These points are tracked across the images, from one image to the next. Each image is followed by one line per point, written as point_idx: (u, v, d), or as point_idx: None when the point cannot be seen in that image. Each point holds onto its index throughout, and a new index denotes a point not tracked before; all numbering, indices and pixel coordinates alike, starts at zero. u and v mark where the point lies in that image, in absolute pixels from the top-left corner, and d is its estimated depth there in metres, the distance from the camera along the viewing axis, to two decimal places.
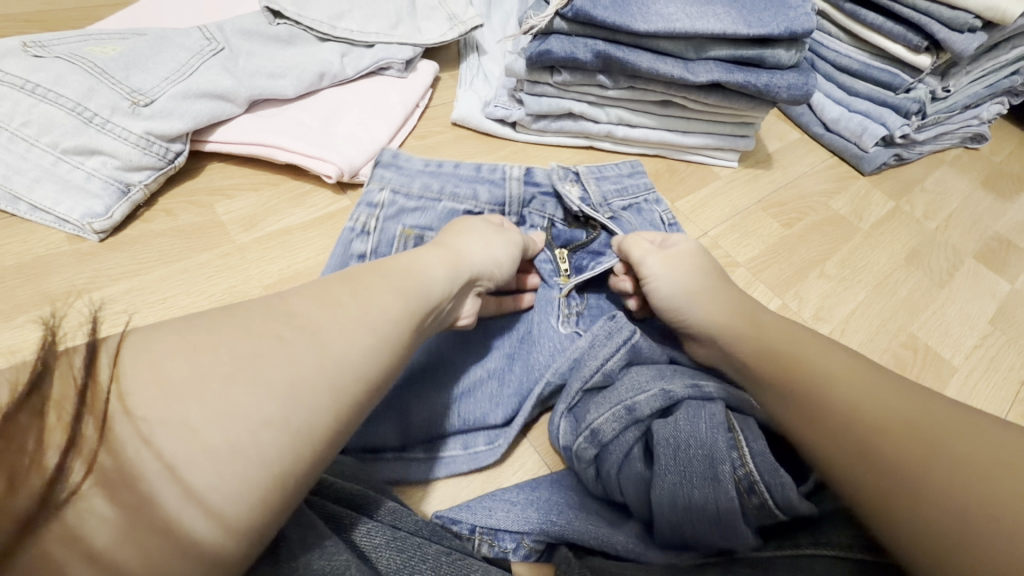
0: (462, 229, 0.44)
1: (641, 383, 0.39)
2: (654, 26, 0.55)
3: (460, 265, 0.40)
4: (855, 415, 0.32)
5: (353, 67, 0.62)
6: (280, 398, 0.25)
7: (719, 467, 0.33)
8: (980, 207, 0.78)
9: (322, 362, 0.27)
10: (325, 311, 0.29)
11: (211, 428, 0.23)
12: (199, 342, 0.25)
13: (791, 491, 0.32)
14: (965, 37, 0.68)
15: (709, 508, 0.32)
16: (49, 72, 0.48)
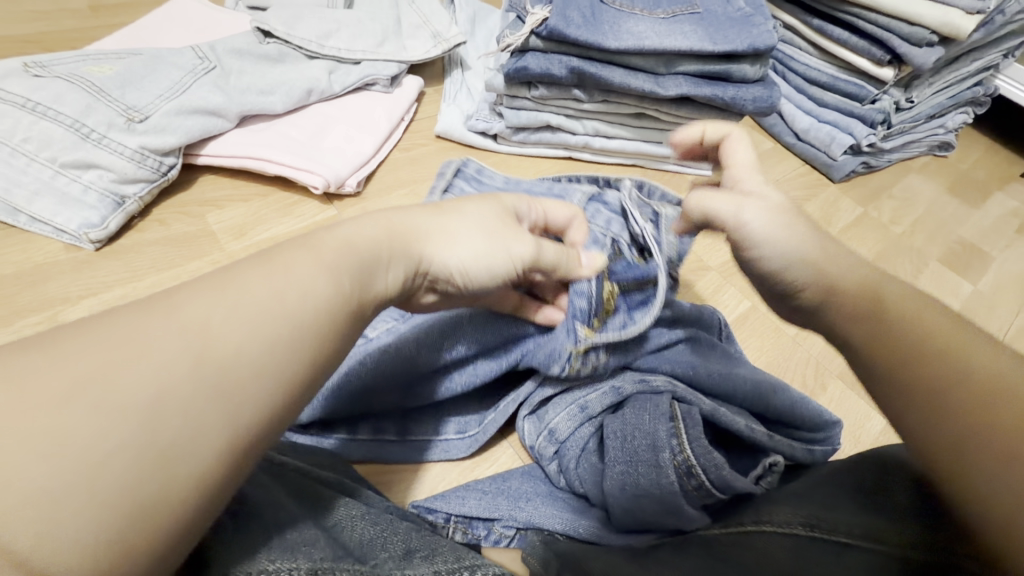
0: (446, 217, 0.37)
1: (594, 382, 0.42)
2: (624, 43, 0.59)
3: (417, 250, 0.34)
4: (951, 376, 0.29)
5: (340, 83, 0.65)
6: (139, 416, 0.21)
7: (660, 454, 0.35)
8: (946, 213, 0.81)
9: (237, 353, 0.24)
10: (242, 295, 0.26)
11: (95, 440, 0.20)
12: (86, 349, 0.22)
13: (724, 470, 0.34)
14: (924, 51, 0.72)
15: (654, 492, 0.35)
16: (50, 92, 0.51)
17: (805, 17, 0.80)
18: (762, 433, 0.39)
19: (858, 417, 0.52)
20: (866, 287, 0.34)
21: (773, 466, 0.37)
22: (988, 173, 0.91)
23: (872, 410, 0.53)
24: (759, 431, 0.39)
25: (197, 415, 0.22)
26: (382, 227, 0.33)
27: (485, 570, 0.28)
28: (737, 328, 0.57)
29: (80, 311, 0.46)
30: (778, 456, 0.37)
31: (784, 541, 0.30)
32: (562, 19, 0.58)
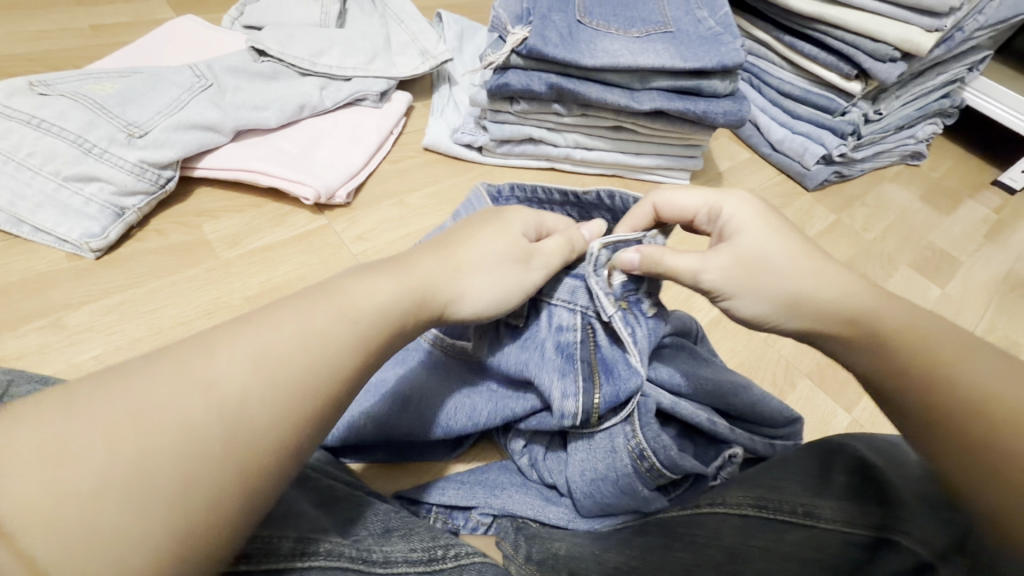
0: (465, 244, 0.37)
1: None
2: (599, 61, 0.62)
3: (433, 293, 0.34)
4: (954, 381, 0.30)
5: (332, 98, 0.68)
6: (248, 408, 0.25)
7: (615, 441, 0.38)
8: (917, 219, 0.84)
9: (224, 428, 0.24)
10: (242, 357, 0.26)
11: (156, 476, 0.22)
12: (91, 405, 0.22)
13: (672, 450, 0.36)
14: (888, 66, 0.76)
15: (611, 476, 0.37)
16: (53, 109, 0.54)
17: (777, 34, 0.84)
18: (724, 426, 0.41)
19: (825, 414, 0.55)
20: (875, 313, 0.35)
21: (733, 458, 0.40)
22: (958, 181, 0.95)
23: (838, 406, 0.56)
24: (720, 424, 0.42)
25: (251, 448, 0.24)
26: (398, 284, 0.33)
27: (459, 547, 0.31)
28: (710, 329, 0.60)
29: (81, 317, 0.48)
30: (737, 448, 0.40)
31: (734, 521, 0.33)
32: (541, 39, 0.61)
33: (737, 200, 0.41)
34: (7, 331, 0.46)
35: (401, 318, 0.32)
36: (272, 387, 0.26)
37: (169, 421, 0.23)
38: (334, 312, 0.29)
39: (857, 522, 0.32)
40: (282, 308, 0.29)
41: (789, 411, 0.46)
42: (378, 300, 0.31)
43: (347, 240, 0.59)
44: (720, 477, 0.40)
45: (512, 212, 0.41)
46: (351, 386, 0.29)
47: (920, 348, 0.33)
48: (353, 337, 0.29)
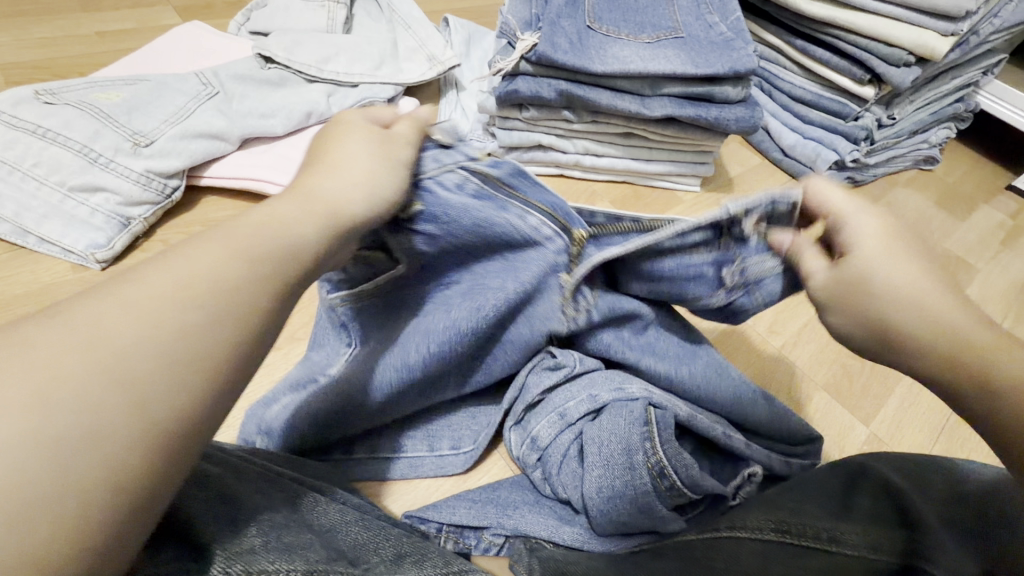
0: (319, 156, 0.32)
1: (570, 390, 0.41)
2: (610, 68, 0.61)
3: (321, 204, 0.29)
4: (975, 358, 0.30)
5: (339, 106, 0.67)
6: (145, 353, 0.21)
7: (633, 457, 0.37)
8: (932, 225, 0.83)
9: (107, 372, 0.20)
10: (118, 305, 0.22)
11: (44, 424, 0.19)
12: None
13: (693, 469, 0.37)
14: (902, 71, 0.75)
15: (628, 493, 0.37)
16: (59, 118, 0.53)
17: (789, 38, 0.83)
18: (740, 442, 0.40)
19: (843, 427, 0.54)
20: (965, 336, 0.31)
21: (751, 477, 0.40)
22: (973, 187, 0.93)
23: (856, 420, 0.55)
24: (737, 440, 0.41)
25: (158, 395, 0.21)
26: (301, 207, 0.29)
27: (475, 575, 0.30)
28: (725, 340, 0.59)
29: None
30: (756, 467, 0.39)
31: (753, 545, 0.32)
32: (551, 45, 0.60)
33: (863, 214, 0.33)
34: None
35: (309, 235, 0.28)
36: (149, 320, 0.22)
37: (22, 371, 0.20)
38: (224, 241, 0.25)
39: (881, 547, 0.31)
40: (171, 246, 0.25)
41: (808, 429, 0.44)
42: (279, 224, 0.27)
43: None
44: (738, 496, 0.40)
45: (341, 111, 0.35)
46: (266, 317, 0.25)
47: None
48: (252, 264, 0.25)
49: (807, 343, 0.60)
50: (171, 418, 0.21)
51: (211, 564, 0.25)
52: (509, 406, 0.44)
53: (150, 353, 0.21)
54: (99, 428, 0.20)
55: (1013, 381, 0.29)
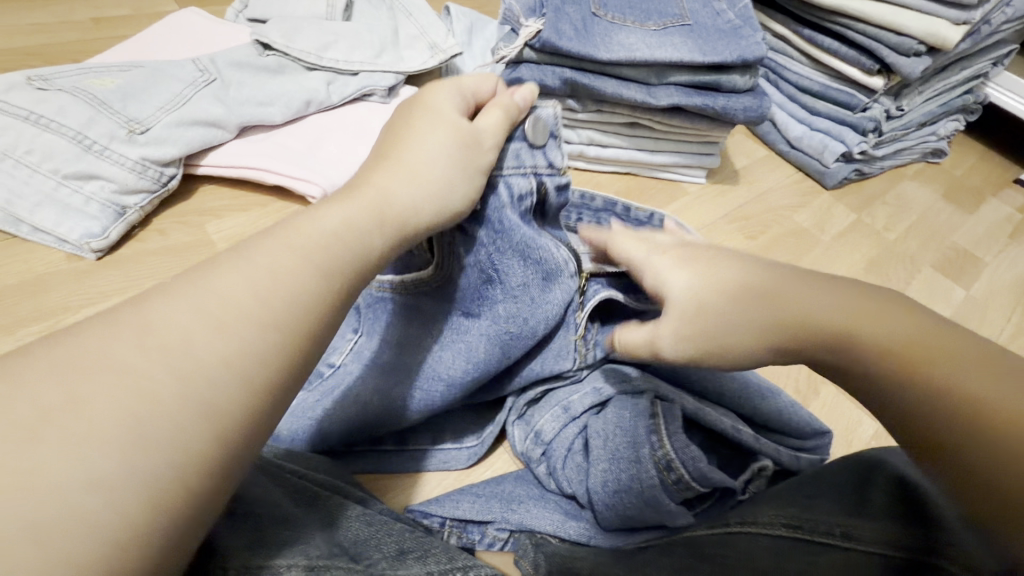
0: (413, 145, 0.38)
1: (576, 384, 0.43)
2: (615, 55, 0.60)
3: (392, 208, 0.35)
4: (896, 369, 0.29)
5: (338, 94, 0.66)
6: (220, 357, 0.25)
7: (640, 450, 0.36)
8: (939, 218, 0.82)
9: (187, 371, 0.24)
10: (195, 313, 0.25)
11: (134, 416, 0.22)
12: (40, 368, 0.22)
13: (701, 462, 0.35)
14: (911, 61, 0.73)
15: (634, 487, 0.36)
16: (52, 105, 0.52)
17: (796, 27, 0.81)
18: (750, 436, 0.39)
19: (850, 422, 0.53)
20: (845, 332, 0.31)
21: (761, 471, 0.39)
22: (981, 180, 0.92)
23: (863, 414, 0.54)
24: (745, 432, 0.39)
25: (228, 393, 0.24)
26: (362, 212, 0.33)
27: (478, 570, 0.29)
28: None
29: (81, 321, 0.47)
30: (766, 461, 0.39)
31: (765, 541, 0.31)
32: (555, 32, 0.59)
33: (674, 275, 0.38)
34: (5, 334, 0.45)
35: (362, 243, 0.32)
36: (219, 326, 0.25)
37: (114, 370, 0.23)
38: (283, 248, 0.29)
39: (896, 543, 0.30)
40: (239, 252, 0.29)
41: (816, 421, 0.43)
42: (338, 232, 0.32)
43: None
44: (748, 490, 0.39)
45: (436, 98, 0.41)
46: (314, 324, 0.28)
47: (925, 372, 0.28)
48: (308, 277, 0.29)
49: None
50: (234, 412, 0.24)
51: (212, 560, 0.25)
52: (513, 399, 0.44)
53: (220, 362, 0.25)
54: (174, 424, 0.22)
55: (909, 352, 0.29)
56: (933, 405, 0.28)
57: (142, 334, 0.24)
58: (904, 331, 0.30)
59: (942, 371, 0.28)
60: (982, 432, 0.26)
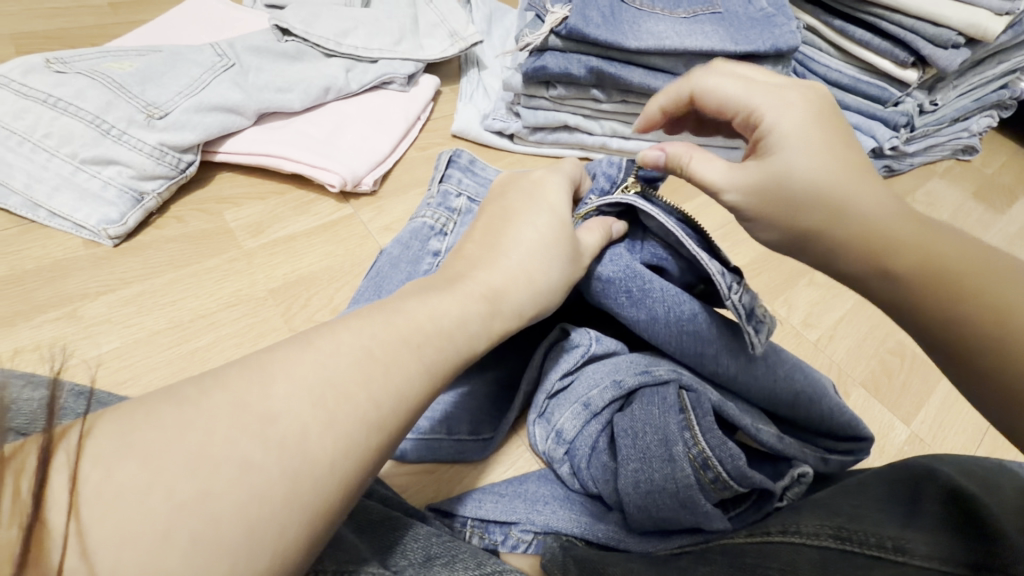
0: (514, 233, 0.39)
1: (596, 377, 0.41)
2: (644, 43, 0.58)
3: (501, 303, 0.35)
4: (892, 260, 0.34)
5: (357, 82, 0.65)
6: (326, 433, 0.24)
7: (673, 449, 0.35)
8: (971, 218, 0.79)
9: (292, 456, 0.23)
10: (299, 389, 0.25)
11: (234, 496, 0.21)
12: (143, 444, 0.21)
13: (741, 460, 0.34)
14: (949, 53, 0.71)
15: (669, 487, 0.34)
16: (71, 87, 0.51)
17: (826, 18, 0.79)
18: (769, 435, 0.38)
19: (881, 426, 0.50)
20: (832, 225, 0.36)
21: (801, 477, 0.37)
22: (1013, 179, 0.89)
23: (896, 420, 0.51)
24: (765, 432, 0.38)
25: (324, 471, 0.24)
26: (455, 305, 0.33)
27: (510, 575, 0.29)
28: None
29: (98, 307, 0.46)
30: (806, 467, 0.37)
31: (810, 553, 0.30)
32: (582, 18, 0.57)
33: (787, 111, 0.38)
34: (21, 321, 0.44)
35: (463, 343, 0.32)
36: (331, 425, 0.24)
37: (226, 461, 0.22)
38: (389, 338, 0.29)
39: (951, 558, 0.28)
40: (335, 329, 0.28)
41: (858, 427, 0.41)
42: (442, 323, 0.31)
43: (373, 231, 0.56)
44: (786, 497, 0.37)
45: (549, 187, 0.43)
46: (411, 420, 0.28)
47: (894, 250, 0.34)
48: (415, 368, 0.29)
49: (840, 343, 0.55)
50: (324, 496, 0.24)
51: None
52: (535, 397, 0.42)
53: (325, 453, 0.24)
54: (279, 523, 0.22)
55: (880, 234, 0.34)
56: (901, 278, 0.33)
57: (250, 425, 0.23)
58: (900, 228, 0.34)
59: (906, 250, 0.33)
60: (956, 299, 0.31)
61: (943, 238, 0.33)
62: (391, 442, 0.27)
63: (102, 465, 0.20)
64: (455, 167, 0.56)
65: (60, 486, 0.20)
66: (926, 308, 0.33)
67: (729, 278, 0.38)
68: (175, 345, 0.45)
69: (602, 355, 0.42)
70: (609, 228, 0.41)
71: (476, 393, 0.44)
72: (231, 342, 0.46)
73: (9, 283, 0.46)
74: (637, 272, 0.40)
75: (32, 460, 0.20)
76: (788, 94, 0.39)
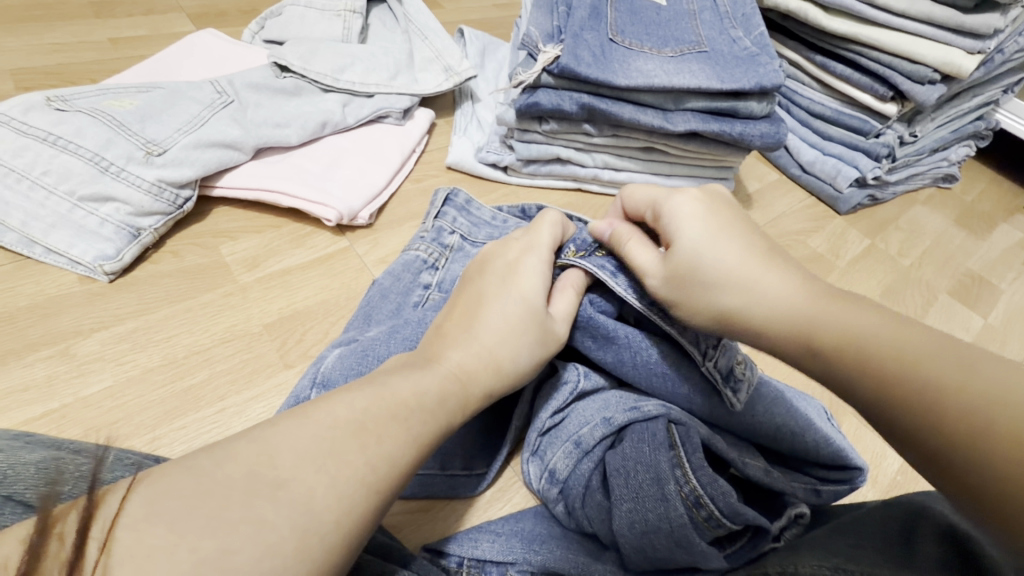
0: (492, 314, 0.40)
1: (586, 416, 0.41)
2: (634, 81, 0.60)
3: (473, 386, 0.36)
4: (831, 347, 0.34)
5: (354, 116, 0.66)
6: (333, 493, 0.26)
7: (665, 487, 0.35)
8: (954, 244, 0.81)
9: (300, 519, 0.25)
10: (305, 457, 0.27)
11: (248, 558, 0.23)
12: (171, 510, 0.23)
13: (732, 496, 0.34)
14: (926, 88, 0.73)
15: (663, 527, 0.34)
16: (70, 126, 0.52)
17: (807, 53, 0.82)
18: (756, 469, 0.38)
19: (874, 455, 0.51)
20: (757, 307, 0.37)
21: (797, 518, 0.37)
22: (992, 206, 0.92)
23: (887, 448, 0.51)
24: (752, 465, 0.38)
25: (322, 535, 0.25)
26: (441, 380, 0.35)
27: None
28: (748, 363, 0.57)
29: (92, 345, 0.46)
30: (803, 507, 0.37)
31: None
32: (574, 58, 0.59)
33: (684, 201, 0.42)
34: (13, 359, 0.44)
35: (451, 408, 0.34)
36: (335, 483, 0.26)
37: (244, 522, 0.24)
38: (381, 405, 0.31)
39: None
40: (335, 396, 0.31)
41: (847, 458, 0.40)
42: (427, 398, 0.33)
43: (369, 263, 0.57)
44: (783, 538, 0.36)
45: (523, 270, 0.42)
46: (410, 472, 0.30)
47: (823, 332, 0.34)
48: (405, 432, 0.30)
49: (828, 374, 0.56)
50: (327, 559, 0.25)
51: None
52: (529, 434, 0.42)
53: (331, 516, 0.26)
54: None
55: (812, 322, 0.35)
56: (849, 373, 0.33)
57: (264, 488, 0.25)
58: (852, 317, 0.34)
59: (839, 335, 0.34)
60: (901, 388, 0.31)
61: (862, 313, 0.34)
62: (387, 501, 0.29)
63: (133, 528, 0.23)
64: (451, 206, 0.57)
65: (95, 549, 0.22)
66: (869, 379, 0.32)
67: (704, 344, 0.40)
68: (169, 383, 0.45)
69: (591, 391, 0.43)
70: (578, 288, 0.43)
71: (471, 427, 0.44)
72: (226, 379, 0.46)
73: (2, 322, 0.46)
74: (604, 324, 0.43)
75: (73, 526, 0.23)
76: (691, 189, 0.44)
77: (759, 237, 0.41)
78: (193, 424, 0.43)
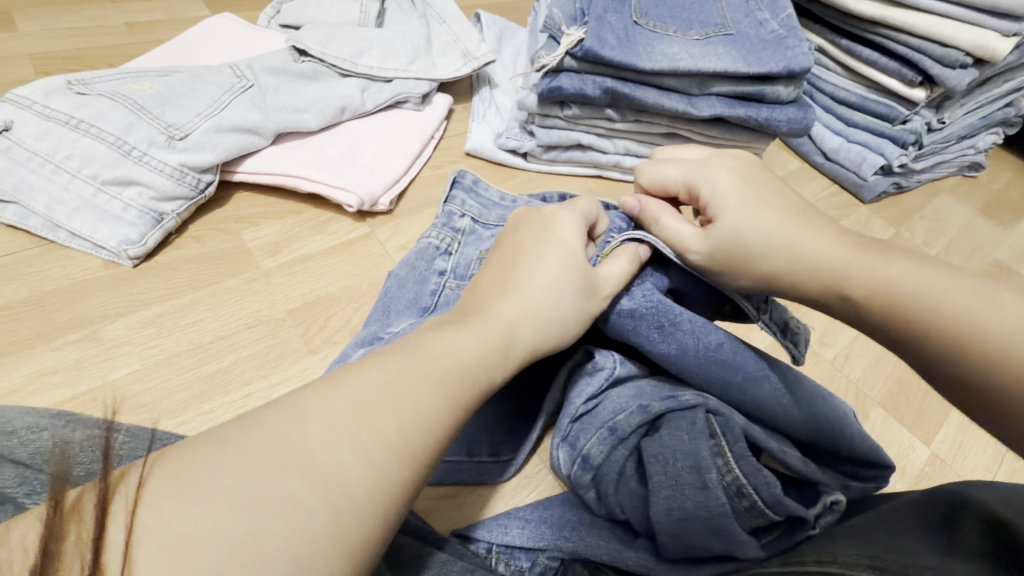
0: (529, 268, 0.39)
1: (622, 402, 0.40)
2: (659, 65, 0.58)
3: (515, 342, 0.35)
4: (861, 297, 0.36)
5: (373, 101, 0.65)
6: (362, 472, 0.26)
7: (706, 476, 0.35)
8: (981, 234, 0.79)
9: (330, 500, 0.24)
10: (334, 434, 0.26)
11: (279, 536, 0.23)
12: (198, 488, 0.23)
13: (776, 487, 0.34)
14: (957, 73, 0.71)
15: (702, 514, 0.34)
16: (92, 109, 0.52)
17: (832, 37, 0.80)
18: (796, 459, 0.37)
19: (902, 446, 0.50)
20: (793, 261, 0.39)
21: (833, 506, 0.36)
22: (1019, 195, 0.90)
23: (916, 440, 0.51)
24: (791, 455, 0.37)
25: (355, 515, 0.25)
26: (473, 347, 0.33)
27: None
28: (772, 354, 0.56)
29: (118, 329, 0.46)
30: (839, 494, 0.36)
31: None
32: (598, 40, 0.58)
33: (721, 171, 0.43)
34: (42, 343, 0.44)
35: (483, 388, 0.33)
36: (365, 461, 0.26)
37: (273, 501, 0.23)
38: (413, 379, 0.30)
39: None
40: (363, 369, 0.30)
41: (880, 453, 0.40)
42: (461, 363, 0.32)
43: (390, 249, 0.56)
44: (819, 525, 0.35)
45: (561, 223, 0.41)
46: (440, 450, 0.30)
47: (852, 284, 0.36)
48: (439, 407, 0.30)
49: (854, 365, 0.55)
50: (360, 538, 0.25)
51: None
52: (562, 419, 0.41)
53: (362, 496, 0.25)
54: (321, 562, 0.23)
55: (841, 273, 0.37)
56: (879, 319, 0.36)
57: (293, 466, 0.25)
58: (877, 265, 0.36)
59: (868, 284, 0.36)
60: (929, 330, 0.33)
61: (887, 260, 0.36)
62: (420, 480, 0.28)
63: (158, 507, 0.22)
64: (460, 187, 0.56)
65: (120, 527, 0.22)
66: (899, 322, 0.35)
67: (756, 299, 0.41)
68: (196, 366, 0.45)
69: (625, 377, 0.42)
70: (634, 257, 0.41)
71: (496, 414, 0.44)
72: (252, 363, 0.46)
73: (29, 306, 0.46)
74: (666, 305, 0.40)
75: (91, 501, 0.23)
76: (722, 158, 0.45)
77: (789, 194, 0.42)
78: (220, 409, 0.43)
